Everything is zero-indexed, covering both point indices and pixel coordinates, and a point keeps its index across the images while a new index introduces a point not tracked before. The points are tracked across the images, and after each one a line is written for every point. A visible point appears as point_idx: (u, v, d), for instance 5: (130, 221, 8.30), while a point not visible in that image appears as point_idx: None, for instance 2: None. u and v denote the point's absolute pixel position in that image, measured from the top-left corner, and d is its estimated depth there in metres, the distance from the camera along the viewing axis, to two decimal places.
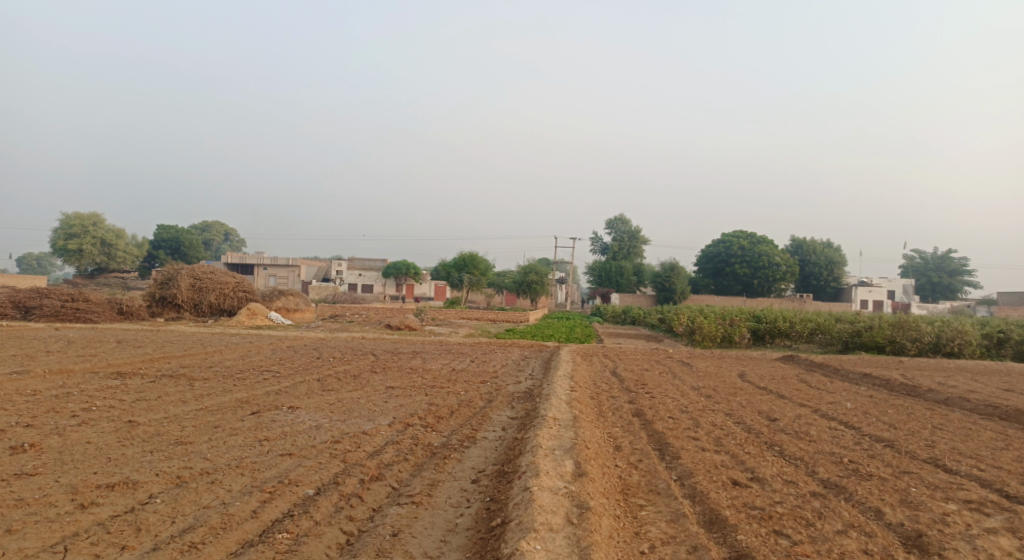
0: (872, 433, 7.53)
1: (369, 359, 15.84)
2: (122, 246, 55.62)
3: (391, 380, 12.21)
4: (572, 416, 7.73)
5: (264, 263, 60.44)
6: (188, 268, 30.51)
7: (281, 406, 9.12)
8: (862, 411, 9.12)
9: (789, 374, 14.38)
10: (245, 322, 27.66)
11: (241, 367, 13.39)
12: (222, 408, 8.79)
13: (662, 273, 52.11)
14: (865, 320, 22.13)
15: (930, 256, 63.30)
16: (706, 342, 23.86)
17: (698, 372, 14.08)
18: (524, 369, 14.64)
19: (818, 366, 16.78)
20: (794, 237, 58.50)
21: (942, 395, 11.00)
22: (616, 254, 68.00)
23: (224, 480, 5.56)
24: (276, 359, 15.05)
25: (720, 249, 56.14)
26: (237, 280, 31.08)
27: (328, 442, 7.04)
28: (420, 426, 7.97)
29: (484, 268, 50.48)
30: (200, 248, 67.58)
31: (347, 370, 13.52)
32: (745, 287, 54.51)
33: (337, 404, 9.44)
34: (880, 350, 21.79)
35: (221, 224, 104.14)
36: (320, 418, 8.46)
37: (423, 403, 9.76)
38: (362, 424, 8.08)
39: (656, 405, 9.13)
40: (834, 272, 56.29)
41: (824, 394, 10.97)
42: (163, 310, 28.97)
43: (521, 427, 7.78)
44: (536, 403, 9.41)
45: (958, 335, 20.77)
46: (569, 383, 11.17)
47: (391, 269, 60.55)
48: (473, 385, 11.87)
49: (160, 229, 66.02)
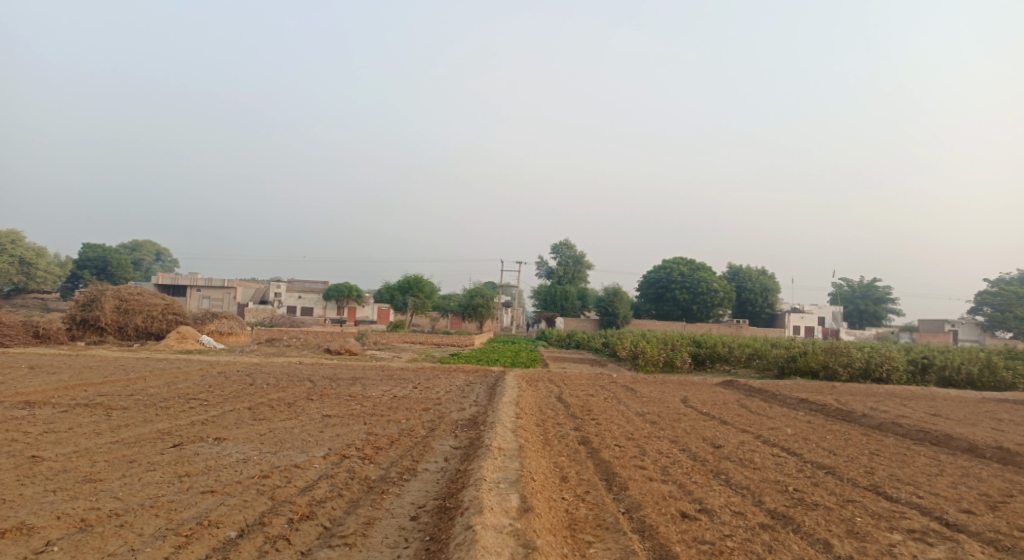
0: (814, 459, 7.69)
1: (307, 386, 15.13)
2: (43, 265, 51.92)
3: (329, 408, 11.65)
4: (518, 446, 7.49)
5: (198, 284, 57.69)
6: (113, 289, 28.65)
7: (206, 438, 8.46)
8: (802, 437, 9.33)
9: (730, 400, 14.65)
10: (175, 346, 26.11)
11: (167, 395, 12.47)
12: (140, 441, 8.04)
13: (606, 298, 52.89)
14: (799, 345, 22.97)
15: (857, 285, 66.89)
16: (649, 366, 24.13)
17: (643, 398, 14.13)
18: (469, 396, 14.32)
19: (757, 391, 17.22)
20: (731, 264, 60.72)
21: (875, 420, 11.45)
22: (561, 279, 68.65)
23: (136, 521, 4.94)
24: (205, 386, 14.13)
25: (662, 275, 57.59)
26: (167, 301, 29.40)
27: (256, 477, 6.51)
28: (357, 458, 7.54)
29: (430, 292, 49.87)
30: (129, 268, 63.96)
31: (282, 398, 12.84)
32: (685, 312, 56.00)
33: (269, 435, 8.86)
34: (814, 374, 22.61)
35: (152, 243, 99.10)
36: (250, 450, 7.87)
37: (362, 433, 9.30)
38: (294, 457, 7.57)
39: (601, 432, 9.02)
40: (769, 299, 58.64)
41: (765, 420, 11.18)
42: (83, 333, 27.00)
43: (464, 458, 7.49)
44: (480, 432, 9.13)
45: (885, 361, 21.82)
46: (514, 409, 10.93)
47: (332, 291, 58.93)
48: (416, 413, 11.48)
49: (85, 247, 62.11)
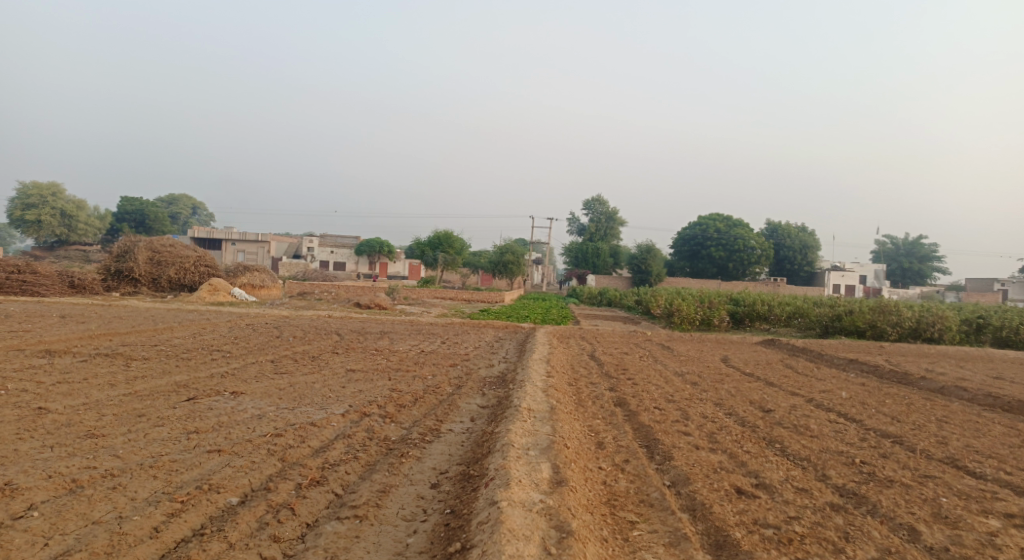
0: (877, 427, 6.89)
1: (332, 340, 14.79)
2: (83, 218, 53.00)
3: (353, 363, 11.24)
4: (549, 407, 6.89)
5: (232, 239, 58.46)
6: (146, 240, 28.87)
7: (223, 391, 8.10)
8: (859, 401, 8.52)
9: (773, 360, 13.81)
10: (207, 298, 26.30)
11: (190, 347, 12.24)
12: (154, 394, 7.72)
13: (638, 255, 51.72)
14: (845, 304, 21.78)
15: (902, 242, 64.03)
16: (685, 325, 23.29)
17: (680, 357, 13.40)
18: (497, 352, 13.84)
19: (801, 351, 16.31)
20: (770, 221, 58.55)
21: (936, 383, 10.53)
22: (593, 236, 67.44)
23: (131, 484, 4.53)
24: (230, 338, 13.92)
25: (697, 232, 55.86)
26: (199, 254, 29.56)
27: (267, 435, 6.08)
28: (378, 417, 7.07)
29: (460, 247, 49.41)
30: (167, 222, 65.08)
31: (306, 351, 12.49)
32: (720, 270, 54.50)
33: (288, 390, 8.46)
34: (860, 335, 21.49)
35: (188, 198, 100.66)
36: (267, 406, 7.48)
37: (385, 389, 8.85)
38: (311, 414, 7.14)
39: (639, 393, 8.38)
40: (808, 256, 56.64)
41: (815, 382, 10.36)
42: (119, 284, 27.40)
43: (493, 420, 6.94)
44: (509, 390, 8.60)
45: (938, 321, 20.56)
46: (545, 367, 10.34)
47: (364, 246, 59.05)
48: (442, 369, 11.00)
49: (124, 201, 63.29)
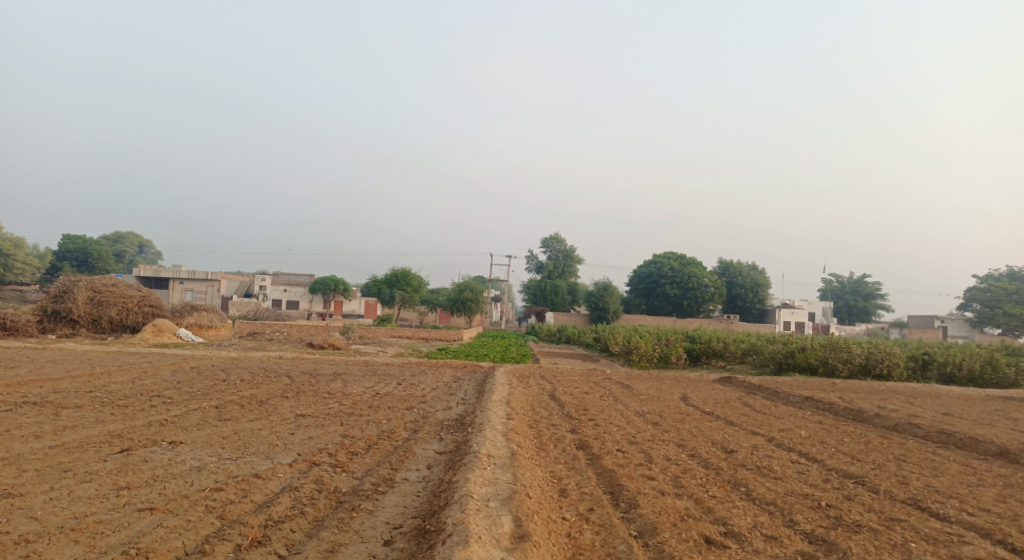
0: (839, 468, 6.88)
1: (283, 382, 14.12)
2: (20, 256, 50.28)
3: (304, 407, 10.71)
4: (510, 452, 6.64)
5: (181, 277, 56.37)
6: (87, 279, 27.45)
7: (160, 441, 7.53)
8: (818, 441, 8.55)
9: (732, 398, 13.89)
10: (150, 340, 25.00)
11: (128, 392, 11.47)
12: (83, 445, 7.10)
13: (596, 293, 52.23)
14: (798, 341, 22.31)
15: (846, 280, 66.75)
16: (643, 362, 23.38)
17: (640, 396, 13.31)
18: (456, 393, 13.47)
19: (758, 388, 16.50)
20: (722, 259, 60.28)
21: (889, 420, 10.72)
22: (551, 273, 67.91)
23: (45, 552, 4.05)
24: (173, 383, 13.16)
25: (652, 270, 56.95)
26: (144, 294, 28.25)
27: (206, 490, 5.61)
28: (328, 466, 6.67)
29: (418, 285, 48.88)
30: (111, 260, 62.38)
31: (255, 395, 11.87)
32: (676, 307, 55.48)
33: (232, 438, 7.93)
34: (813, 371, 21.99)
35: (134, 235, 97.08)
36: (208, 456, 6.97)
37: (337, 435, 8.42)
38: (256, 464, 6.68)
39: (601, 435, 8.21)
40: (759, 294, 58.35)
41: (774, 421, 10.40)
42: (55, 326, 25.83)
43: (450, 467, 6.64)
44: (468, 434, 8.30)
45: (885, 357, 21.23)
46: (505, 409, 10.07)
47: (319, 284, 57.80)
48: (398, 413, 10.59)
49: (65, 238, 60.50)
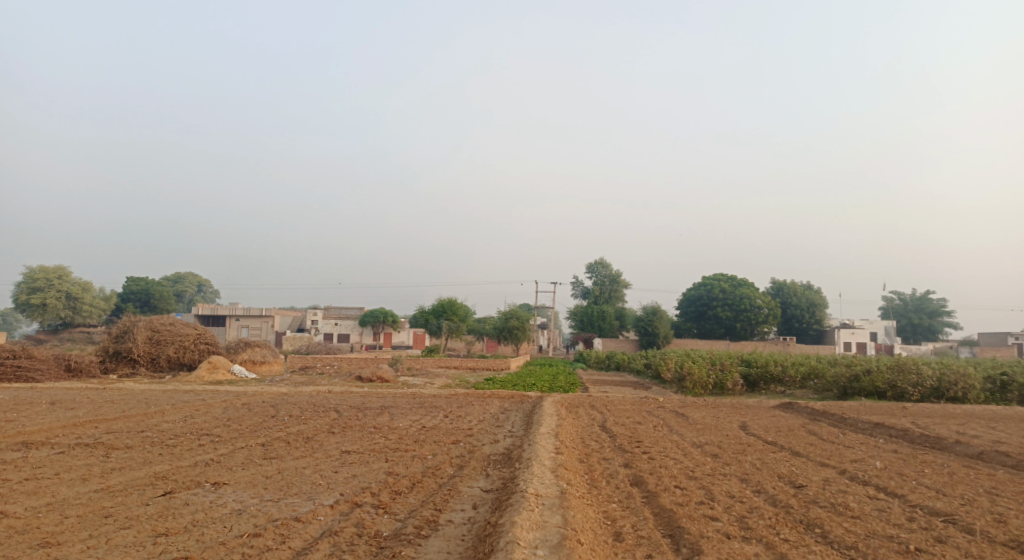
0: (924, 504, 6.19)
1: (330, 418, 14.07)
2: (89, 299, 53.04)
3: (349, 443, 10.58)
4: (559, 492, 6.25)
5: (236, 314, 58.32)
6: (146, 319, 28.55)
7: (204, 483, 7.47)
8: (897, 473, 7.79)
9: (795, 425, 13.03)
10: (205, 377, 25.70)
11: (179, 431, 11.61)
12: (128, 488, 7.10)
13: (644, 317, 51.16)
14: (863, 363, 21.06)
15: (909, 297, 63.41)
16: (697, 389, 22.46)
17: (696, 425, 12.63)
18: (503, 425, 13.12)
19: (822, 415, 15.50)
20: (774, 279, 58.26)
21: (974, 448, 9.77)
22: (597, 299, 67.09)
23: None
24: (223, 420, 13.30)
25: (702, 292, 55.49)
26: (199, 331, 29.13)
27: (244, 536, 5.44)
28: (370, 508, 6.42)
29: (464, 315, 48.93)
30: (171, 300, 65.16)
31: (301, 432, 11.83)
32: (728, 330, 53.71)
33: (275, 478, 7.82)
34: (881, 395, 20.63)
35: (193, 275, 101.51)
36: (250, 499, 6.84)
37: (381, 473, 8.21)
38: (297, 506, 6.51)
39: (656, 469, 7.71)
40: (816, 314, 55.96)
41: (844, 451, 9.61)
42: (116, 365, 26.90)
43: (496, 508, 6.29)
44: (515, 470, 7.95)
45: (961, 379, 19.74)
46: (553, 442, 9.69)
47: (367, 317, 58.72)
48: (444, 447, 10.33)
49: (129, 281, 63.67)
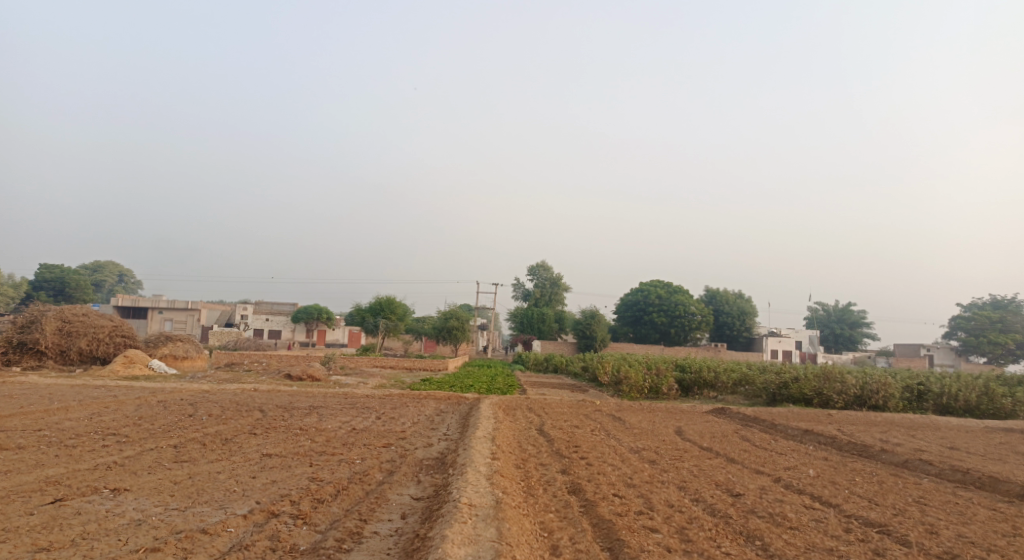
0: (858, 514, 6.22)
1: (254, 418, 13.21)
2: None
3: (271, 446, 9.87)
4: (495, 501, 5.90)
5: (160, 306, 55.05)
6: (56, 309, 26.32)
7: (101, 489, 6.68)
8: (829, 481, 7.89)
9: (728, 431, 13.22)
10: (121, 372, 23.86)
11: (80, 430, 10.55)
12: (9, 495, 6.24)
13: (583, 320, 51.69)
14: (791, 371, 21.82)
15: (832, 309, 66.75)
16: (634, 393, 22.64)
17: (633, 430, 12.58)
18: (438, 428, 12.66)
19: (753, 421, 15.87)
20: (709, 287, 60.14)
21: (897, 456, 10.11)
22: (537, 301, 67.36)
23: None
24: (133, 419, 12.22)
25: (639, 298, 56.62)
26: (116, 323, 27.11)
27: (140, 551, 4.80)
28: (288, 518, 5.88)
29: (403, 313, 47.96)
30: (89, 290, 60.84)
31: (219, 432, 11.00)
32: (663, 335, 55.00)
33: (184, 484, 7.11)
34: (807, 402, 21.42)
35: (114, 263, 95.51)
36: (151, 508, 6.13)
37: (304, 479, 7.63)
38: (206, 517, 5.89)
39: (594, 476, 7.51)
40: (746, 322, 58.14)
41: (777, 458, 9.74)
42: (20, 358, 24.65)
43: (427, 518, 5.88)
44: (448, 477, 7.57)
45: (881, 388, 20.70)
46: (489, 446, 9.35)
47: (301, 313, 56.68)
48: (373, 451, 9.79)
49: (42, 267, 59.02)
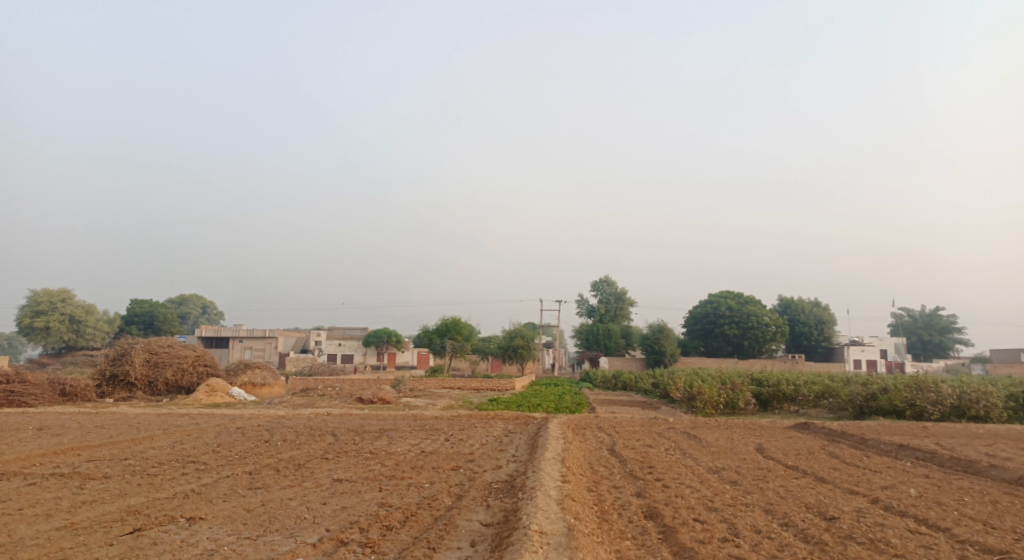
0: (975, 540, 5.52)
1: (325, 442, 13.44)
2: (92, 321, 52.74)
3: (342, 471, 9.96)
4: (564, 528, 5.62)
5: (239, 336, 57.88)
6: (145, 342, 28.05)
7: (179, 518, 6.88)
8: (935, 501, 7.11)
9: (814, 448, 12.31)
10: (203, 400, 25.07)
11: (164, 459, 11.02)
12: (94, 525, 6.51)
13: (650, 335, 50.44)
14: (879, 382, 20.32)
15: (919, 314, 62.32)
16: (708, 410, 21.64)
17: (710, 448, 11.92)
18: (506, 449, 12.45)
19: (841, 436, 14.77)
20: (782, 296, 57.50)
21: (1011, 472, 9.08)
22: (602, 317, 66.41)
23: None
24: (213, 446, 12.69)
25: (708, 310, 54.74)
26: (198, 353, 28.58)
27: None
28: (356, 547, 5.82)
29: (467, 334, 48.32)
30: (175, 322, 64.85)
31: (292, 458, 11.22)
32: (736, 348, 52.85)
33: (258, 512, 7.20)
34: (900, 415, 19.83)
35: (198, 297, 101.65)
36: (224, 537, 6.23)
37: (373, 505, 7.59)
38: (277, 545, 5.92)
39: (670, 499, 7.10)
40: (825, 331, 55.09)
41: (872, 476, 8.93)
42: (114, 390, 26.34)
43: (496, 547, 5.66)
44: (518, 501, 7.34)
45: (983, 397, 18.90)
46: (558, 468, 9.06)
47: (370, 338, 58.15)
48: (442, 474, 9.69)
49: (134, 303, 63.47)
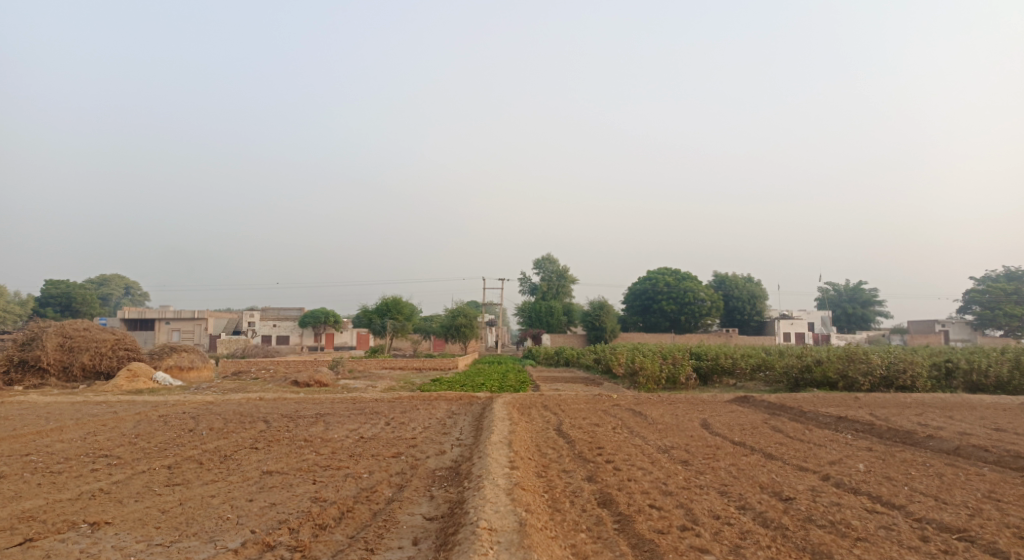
0: (931, 517, 5.46)
1: (256, 430, 12.54)
2: (1, 304, 48.42)
3: (272, 462, 9.19)
4: (518, 523, 5.18)
5: (166, 317, 54.62)
6: (57, 325, 25.75)
7: (79, 524, 6.03)
8: (883, 477, 7.12)
9: (757, 422, 12.44)
10: (124, 386, 23.31)
11: (71, 453, 9.91)
12: None
13: (592, 312, 50.90)
14: (813, 354, 21.01)
15: (844, 288, 65.63)
16: (651, 385, 21.83)
17: (657, 425, 11.81)
18: (451, 432, 11.93)
19: (780, 408, 15.12)
20: (717, 272, 59.23)
21: (946, 442, 9.35)
22: (545, 295, 66.64)
23: None
24: (129, 437, 11.58)
25: (647, 286, 55.74)
26: (118, 336, 26.53)
27: None
28: (285, 552, 5.21)
29: (409, 313, 47.34)
30: (96, 304, 60.58)
31: (218, 449, 10.32)
32: (674, 323, 54.17)
33: (173, 514, 6.40)
34: (832, 386, 20.61)
35: (120, 277, 95.36)
36: (131, 545, 5.46)
37: (306, 500, 6.93)
38: (193, 553, 5.23)
39: (624, 483, 6.81)
40: (757, 306, 57.24)
41: (818, 451, 8.97)
42: (22, 377, 24.14)
43: (443, 546, 5.17)
44: (465, 492, 6.85)
45: (908, 367, 19.82)
46: (506, 453, 8.62)
47: (308, 317, 56.11)
48: (383, 462, 9.09)
49: (47, 283, 58.77)
